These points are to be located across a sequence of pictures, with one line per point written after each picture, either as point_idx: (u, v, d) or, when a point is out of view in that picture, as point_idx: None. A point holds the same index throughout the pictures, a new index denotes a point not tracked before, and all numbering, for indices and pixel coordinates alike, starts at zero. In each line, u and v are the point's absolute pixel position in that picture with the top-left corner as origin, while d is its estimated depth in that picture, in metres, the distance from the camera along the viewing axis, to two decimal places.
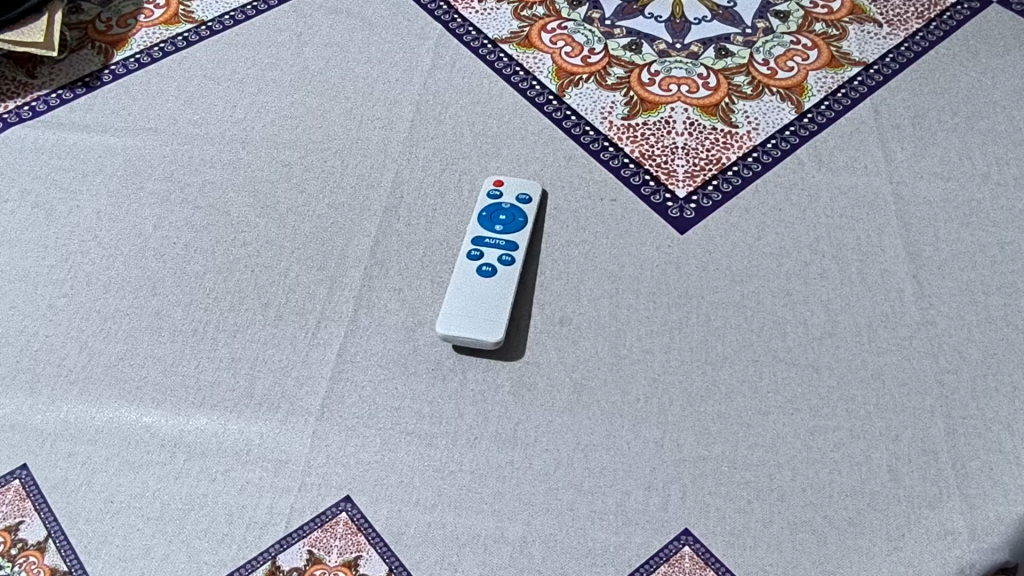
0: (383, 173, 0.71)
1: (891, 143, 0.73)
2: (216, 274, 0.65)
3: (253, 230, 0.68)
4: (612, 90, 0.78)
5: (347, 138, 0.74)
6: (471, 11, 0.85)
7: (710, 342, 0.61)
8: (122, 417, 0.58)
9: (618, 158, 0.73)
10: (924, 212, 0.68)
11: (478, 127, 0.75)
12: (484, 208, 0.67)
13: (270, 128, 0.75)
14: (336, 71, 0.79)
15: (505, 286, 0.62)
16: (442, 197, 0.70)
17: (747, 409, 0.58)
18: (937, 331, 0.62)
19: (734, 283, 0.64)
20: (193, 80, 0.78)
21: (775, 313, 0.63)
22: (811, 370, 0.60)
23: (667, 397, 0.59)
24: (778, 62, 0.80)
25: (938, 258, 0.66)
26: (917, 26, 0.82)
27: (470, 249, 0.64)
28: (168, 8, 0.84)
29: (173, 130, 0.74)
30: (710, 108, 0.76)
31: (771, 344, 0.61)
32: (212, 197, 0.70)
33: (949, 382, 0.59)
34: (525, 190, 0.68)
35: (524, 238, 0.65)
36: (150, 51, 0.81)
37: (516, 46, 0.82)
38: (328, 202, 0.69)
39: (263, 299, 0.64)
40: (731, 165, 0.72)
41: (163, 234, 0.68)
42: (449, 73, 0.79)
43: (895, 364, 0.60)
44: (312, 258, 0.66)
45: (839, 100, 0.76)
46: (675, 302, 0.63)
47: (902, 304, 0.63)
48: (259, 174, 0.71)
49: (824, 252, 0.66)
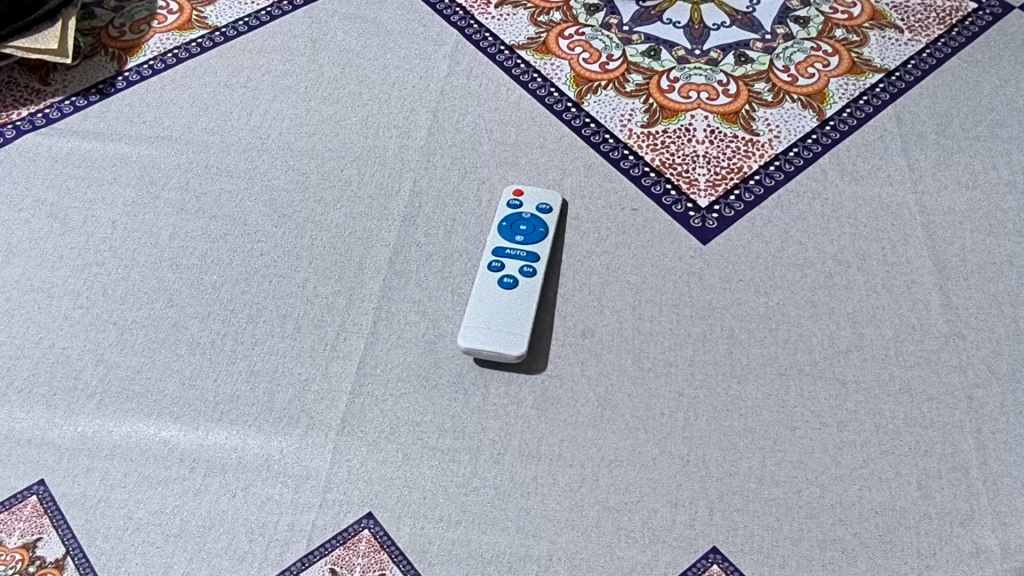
0: (401, 181, 0.71)
1: (914, 152, 0.72)
2: (233, 285, 0.64)
3: (270, 240, 0.67)
4: (631, 97, 0.77)
5: (364, 146, 0.73)
6: (487, 16, 0.84)
7: (735, 355, 0.60)
8: (141, 431, 0.57)
9: (639, 166, 0.72)
10: (949, 222, 0.67)
11: (496, 135, 0.74)
12: (504, 218, 0.66)
13: (286, 136, 0.74)
14: (352, 78, 0.78)
15: (528, 299, 0.61)
16: (461, 207, 0.69)
17: (774, 423, 0.57)
18: (965, 344, 0.61)
19: (758, 295, 0.64)
20: (208, 87, 0.78)
21: (800, 325, 0.62)
22: (838, 384, 0.59)
23: (693, 412, 0.58)
24: (799, 68, 0.79)
25: (964, 269, 0.65)
26: (939, 32, 0.81)
27: (491, 260, 0.63)
28: (181, 14, 0.84)
29: (188, 138, 0.74)
30: (730, 116, 0.76)
31: (797, 357, 0.60)
32: (229, 206, 0.69)
33: (979, 397, 0.58)
34: (544, 201, 0.67)
35: (545, 249, 0.64)
36: (164, 57, 0.80)
37: (533, 53, 0.81)
38: (346, 212, 0.69)
39: (282, 311, 0.63)
40: (752, 174, 0.71)
41: (179, 244, 0.67)
42: (467, 80, 0.78)
43: (923, 377, 0.59)
44: (330, 268, 0.65)
45: (861, 107, 0.76)
46: (698, 314, 0.62)
47: (929, 316, 0.62)
48: (275, 183, 0.71)
49: (849, 263, 0.65)
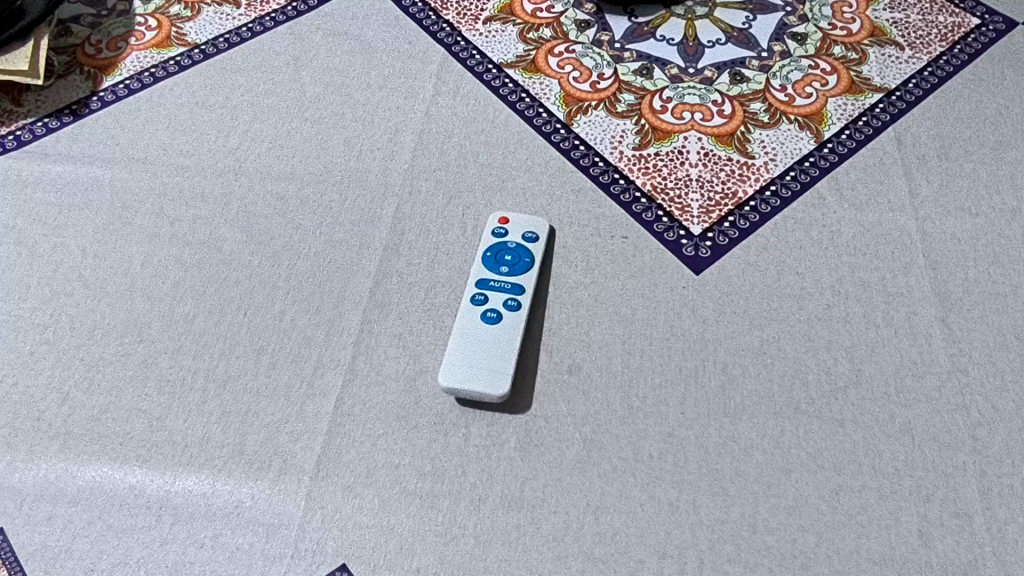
0: (383, 207, 0.68)
1: (915, 177, 0.69)
2: (206, 317, 0.62)
3: (246, 269, 0.65)
4: (623, 117, 0.75)
5: (345, 169, 0.71)
6: (475, 33, 0.81)
7: (728, 393, 0.58)
8: (106, 476, 0.55)
9: (629, 192, 0.69)
10: (950, 251, 0.65)
11: (482, 157, 0.71)
12: (488, 247, 0.63)
13: (265, 158, 0.71)
14: (335, 97, 0.76)
15: (512, 334, 0.59)
16: (445, 234, 0.66)
17: (768, 466, 0.55)
18: (969, 379, 0.58)
19: (752, 328, 0.61)
20: (185, 107, 0.75)
21: (796, 360, 0.59)
22: (835, 424, 0.56)
23: (683, 454, 0.55)
24: (796, 87, 0.77)
25: (967, 301, 0.62)
26: (941, 49, 0.79)
27: (474, 292, 0.61)
28: (160, 31, 0.82)
29: (164, 161, 0.71)
30: (725, 137, 0.73)
31: (793, 395, 0.58)
32: (203, 232, 0.67)
33: (984, 437, 0.56)
34: (531, 229, 0.65)
35: (531, 281, 0.62)
36: (141, 76, 0.78)
37: (522, 71, 0.78)
38: (325, 239, 0.66)
39: (256, 345, 0.60)
40: (747, 200, 0.69)
41: (151, 273, 0.64)
42: (453, 100, 0.76)
43: (925, 416, 0.57)
44: (307, 299, 0.63)
45: (860, 129, 0.73)
46: (690, 348, 0.60)
47: (930, 350, 0.60)
48: (253, 208, 0.68)
49: (847, 294, 0.63)
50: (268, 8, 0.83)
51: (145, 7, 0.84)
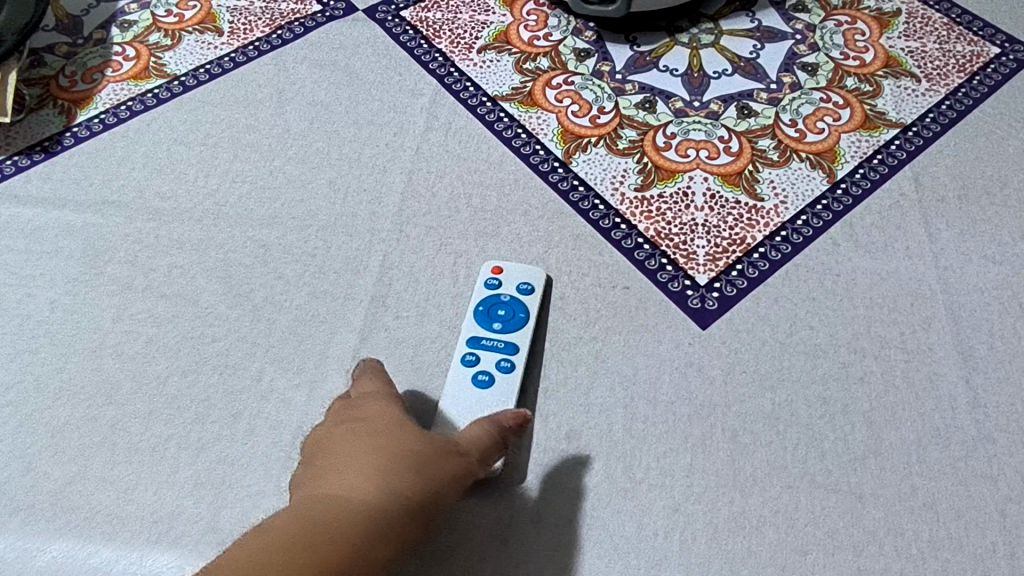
0: (370, 255, 0.64)
1: (934, 221, 0.66)
2: (180, 377, 0.58)
3: (224, 324, 0.61)
4: (624, 155, 0.71)
5: (331, 213, 0.67)
6: (469, 63, 0.78)
7: (738, 463, 0.54)
8: (68, 556, 0.51)
9: (631, 237, 0.65)
10: (973, 304, 0.61)
11: (475, 200, 0.68)
12: (480, 301, 0.60)
13: (246, 201, 0.68)
14: (321, 133, 0.72)
15: (505, 398, 0.55)
16: (436, 284, 0.63)
17: (782, 546, 0.51)
18: (995, 448, 0.55)
19: (763, 389, 0.57)
20: (163, 144, 0.71)
21: (811, 427, 0.56)
22: (854, 498, 0.53)
23: (691, 532, 0.51)
24: (807, 122, 0.73)
25: (992, 359, 0.59)
26: (959, 81, 0.75)
27: (465, 352, 0.57)
28: (138, 61, 0.78)
29: (139, 205, 0.68)
30: (732, 177, 0.69)
31: (808, 466, 0.54)
32: (179, 283, 0.63)
33: (1013, 514, 0.52)
34: (526, 279, 0.61)
35: (526, 337, 0.58)
36: (116, 110, 0.74)
37: (518, 105, 0.74)
38: (308, 290, 0.62)
39: (232, 409, 0.57)
40: (757, 246, 0.65)
41: (123, 328, 0.61)
42: (445, 136, 0.72)
43: (949, 490, 0.53)
44: (288, 357, 0.59)
45: (875, 168, 0.69)
46: (697, 413, 0.56)
47: (954, 416, 0.56)
48: (232, 256, 0.64)
49: (863, 351, 0.59)
50: (251, 37, 0.80)
51: (123, 36, 0.80)
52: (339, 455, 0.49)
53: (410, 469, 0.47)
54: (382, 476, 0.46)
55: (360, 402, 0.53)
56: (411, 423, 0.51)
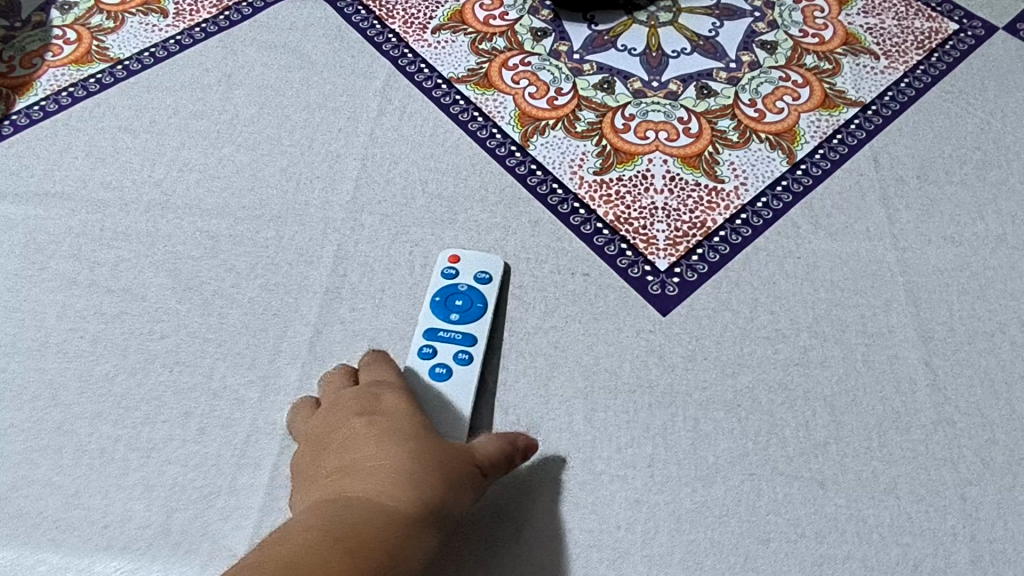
0: (324, 245, 0.63)
1: (894, 201, 0.65)
2: (128, 376, 0.56)
3: (173, 320, 0.59)
4: (582, 138, 0.69)
5: (282, 202, 0.65)
6: (423, 44, 0.76)
7: (700, 452, 0.54)
8: (14, 565, 0.49)
9: (591, 223, 0.64)
10: (933, 285, 0.61)
11: (431, 187, 0.66)
12: (437, 291, 0.59)
13: (194, 191, 0.66)
14: (271, 119, 0.70)
15: (463, 392, 0.54)
16: (391, 275, 0.61)
17: (744, 535, 0.51)
18: (955, 431, 0.55)
19: (724, 377, 0.57)
20: (107, 132, 0.69)
21: (772, 413, 0.55)
22: (816, 485, 0.52)
23: (653, 524, 0.51)
24: (767, 102, 0.72)
25: (951, 340, 0.58)
26: (918, 58, 0.74)
27: (421, 344, 0.56)
28: (79, 44, 0.75)
29: (82, 196, 0.65)
30: (692, 159, 0.68)
31: (769, 453, 0.54)
32: (126, 278, 0.61)
33: (973, 497, 0.52)
34: (484, 268, 0.60)
35: (484, 328, 0.57)
36: (58, 96, 0.71)
37: (474, 87, 0.73)
38: (261, 283, 0.61)
39: (183, 408, 0.55)
40: (717, 230, 0.64)
41: (67, 326, 0.59)
42: (400, 120, 0.70)
43: (910, 474, 0.53)
44: (240, 353, 0.58)
45: (835, 148, 0.69)
46: (658, 402, 0.56)
47: (914, 399, 0.56)
48: (181, 249, 0.62)
49: (824, 335, 0.59)
50: (197, 18, 0.77)
51: (63, 18, 0.77)
52: (358, 454, 0.48)
53: (434, 476, 0.47)
54: (406, 485, 0.46)
55: (372, 394, 0.52)
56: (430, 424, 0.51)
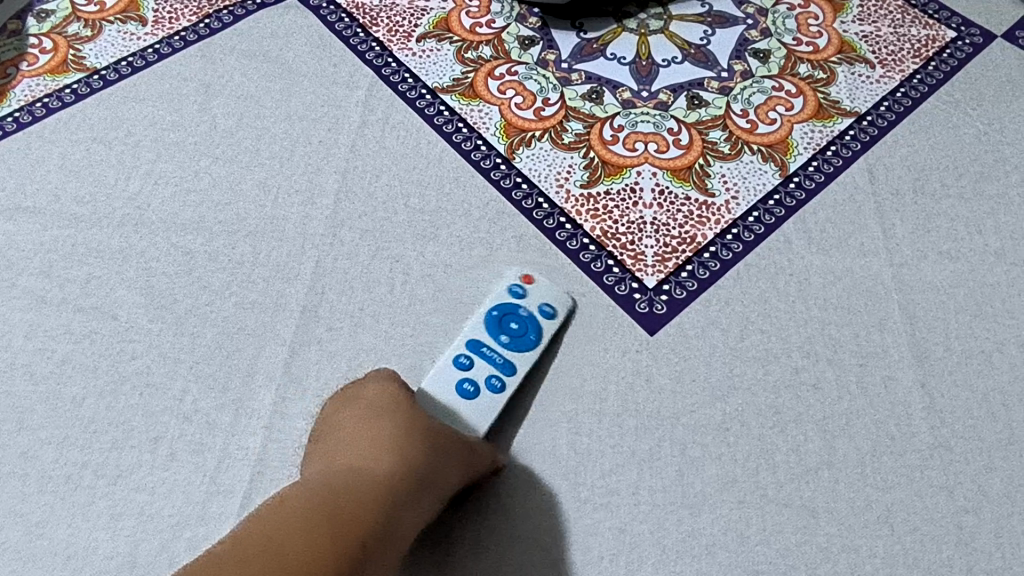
0: (302, 261, 0.61)
1: (889, 215, 0.63)
2: (97, 399, 0.55)
3: (145, 339, 0.57)
4: (570, 150, 0.67)
5: (260, 216, 0.63)
6: (407, 52, 0.74)
7: (687, 479, 0.52)
8: None
9: (577, 238, 0.62)
10: (930, 303, 0.59)
11: (413, 201, 0.64)
12: (497, 305, 0.58)
13: (169, 205, 0.64)
14: (250, 130, 0.68)
15: (478, 419, 0.53)
16: (371, 292, 0.60)
17: (732, 567, 0.49)
18: (952, 456, 0.53)
19: (713, 399, 0.55)
20: (81, 144, 0.67)
21: (762, 438, 0.53)
22: (806, 514, 0.51)
23: (638, 555, 0.50)
24: (759, 112, 0.70)
25: (948, 360, 0.57)
26: (914, 67, 0.72)
27: (462, 352, 0.56)
28: (55, 53, 0.73)
29: (54, 210, 0.64)
30: (682, 171, 0.66)
31: (759, 480, 0.52)
32: (97, 296, 0.59)
33: (969, 526, 0.51)
34: (549, 301, 0.58)
35: (527, 361, 0.56)
36: (31, 107, 0.69)
37: (459, 97, 0.71)
38: (236, 301, 0.59)
39: (153, 433, 0.54)
40: (707, 245, 0.62)
41: (35, 346, 0.57)
42: (382, 131, 0.68)
43: (905, 502, 0.51)
44: (213, 375, 0.56)
45: (830, 159, 0.67)
46: (644, 426, 0.54)
47: (909, 423, 0.54)
48: (154, 265, 0.61)
49: (817, 355, 0.57)
50: (176, 26, 0.75)
51: (39, 26, 0.75)
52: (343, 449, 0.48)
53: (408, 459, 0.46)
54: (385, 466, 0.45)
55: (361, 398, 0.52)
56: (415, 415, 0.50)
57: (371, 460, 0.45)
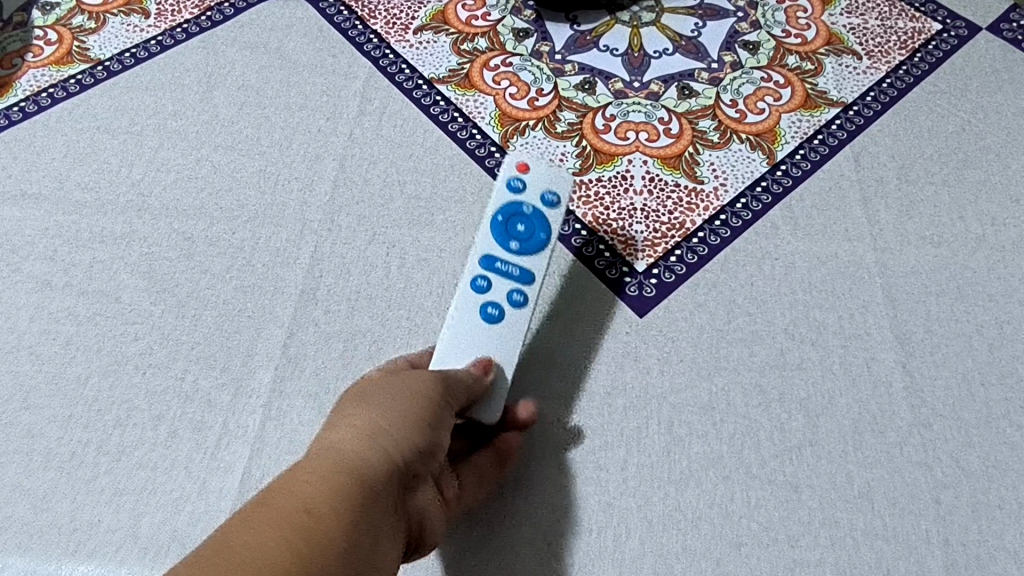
0: (301, 246, 0.63)
1: (874, 201, 0.65)
2: (101, 379, 0.57)
3: (147, 321, 0.59)
4: (562, 139, 0.69)
5: (260, 203, 0.65)
6: (404, 44, 0.75)
7: (674, 456, 0.54)
8: None
9: (569, 224, 0.64)
10: (912, 286, 0.61)
11: (409, 187, 0.66)
12: (498, 211, 0.57)
13: (170, 191, 0.65)
14: (250, 120, 0.70)
15: (511, 341, 0.54)
16: (367, 276, 0.61)
17: (716, 539, 0.51)
18: (931, 434, 0.54)
19: (699, 378, 0.57)
20: (85, 133, 0.69)
21: (747, 416, 0.55)
22: (789, 489, 0.52)
23: (624, 528, 0.51)
24: (748, 103, 0.72)
25: (929, 342, 0.58)
26: (900, 58, 0.74)
27: (476, 274, 0.55)
28: (60, 45, 0.74)
29: (58, 197, 0.65)
30: (672, 160, 0.68)
31: (743, 456, 0.54)
32: (100, 280, 0.61)
33: (947, 501, 0.52)
34: (551, 188, 0.58)
35: (542, 262, 0.56)
36: (36, 98, 0.71)
37: (454, 88, 0.72)
38: (236, 285, 0.61)
39: (155, 411, 0.55)
40: (696, 231, 0.64)
41: (40, 328, 0.59)
42: (379, 121, 0.70)
43: (885, 478, 0.53)
44: (213, 356, 0.58)
45: (817, 148, 0.68)
46: (633, 405, 0.56)
47: (890, 402, 0.56)
48: (156, 250, 0.62)
49: (801, 337, 0.58)
50: (178, 18, 0.76)
51: (44, 19, 0.76)
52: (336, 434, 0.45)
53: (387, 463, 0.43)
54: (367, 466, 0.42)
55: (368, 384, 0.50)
56: (419, 406, 0.47)
57: (324, 457, 0.42)
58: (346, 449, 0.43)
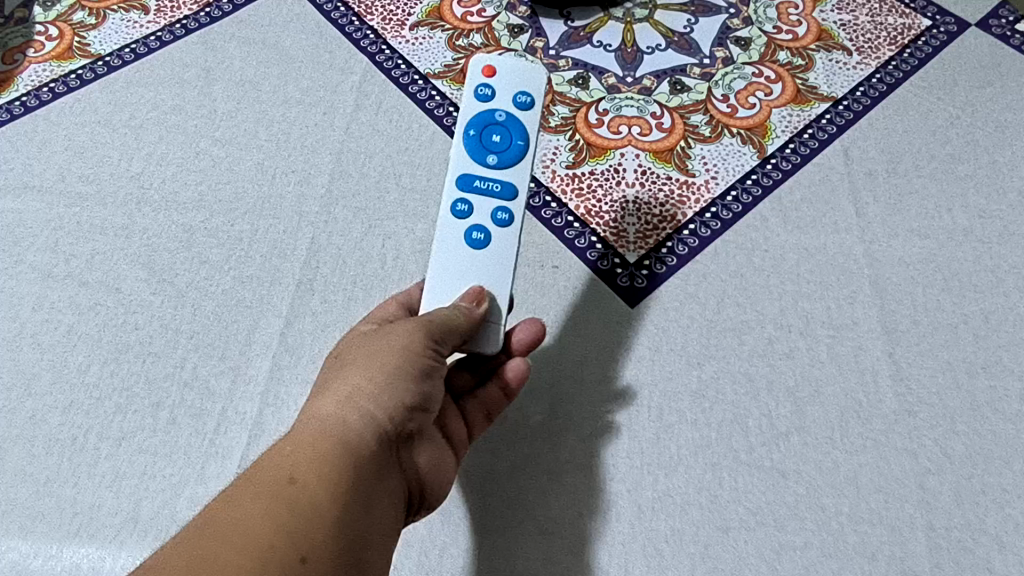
0: (298, 238, 0.64)
1: (863, 194, 0.66)
2: (101, 367, 0.58)
3: (147, 311, 0.60)
4: (556, 132, 0.70)
5: (258, 195, 0.66)
6: (401, 40, 0.76)
7: (664, 442, 0.55)
8: None
9: (562, 216, 0.65)
10: (900, 277, 0.62)
11: (405, 180, 0.67)
12: (471, 125, 0.55)
13: (169, 184, 0.66)
14: (249, 114, 0.71)
15: (500, 257, 0.53)
16: (363, 267, 0.62)
17: (705, 524, 0.52)
18: (916, 422, 0.56)
19: (690, 367, 0.58)
20: (86, 127, 0.70)
21: (736, 404, 0.56)
22: (776, 474, 0.54)
23: (615, 512, 0.53)
24: (739, 97, 0.73)
25: (916, 332, 0.59)
26: (890, 54, 0.74)
27: (456, 197, 0.54)
28: (61, 40, 0.75)
29: (59, 189, 0.66)
30: (664, 153, 0.69)
31: (731, 443, 0.55)
32: (101, 270, 0.62)
33: (931, 486, 0.53)
34: (522, 90, 0.57)
35: (523, 174, 0.55)
36: (38, 92, 0.72)
37: (450, 82, 0.73)
38: (234, 276, 0.62)
39: (154, 398, 0.56)
40: (687, 223, 0.65)
41: (41, 317, 0.60)
42: (375, 115, 0.71)
43: (870, 464, 0.54)
44: (212, 345, 0.59)
45: (807, 142, 0.69)
46: (624, 392, 0.57)
47: (877, 390, 0.57)
48: (156, 242, 0.63)
49: (790, 327, 0.59)
50: (178, 14, 0.77)
51: (46, 15, 0.77)
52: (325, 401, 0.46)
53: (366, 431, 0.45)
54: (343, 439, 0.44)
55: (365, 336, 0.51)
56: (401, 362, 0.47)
57: (310, 432, 0.44)
58: (332, 420, 0.45)
